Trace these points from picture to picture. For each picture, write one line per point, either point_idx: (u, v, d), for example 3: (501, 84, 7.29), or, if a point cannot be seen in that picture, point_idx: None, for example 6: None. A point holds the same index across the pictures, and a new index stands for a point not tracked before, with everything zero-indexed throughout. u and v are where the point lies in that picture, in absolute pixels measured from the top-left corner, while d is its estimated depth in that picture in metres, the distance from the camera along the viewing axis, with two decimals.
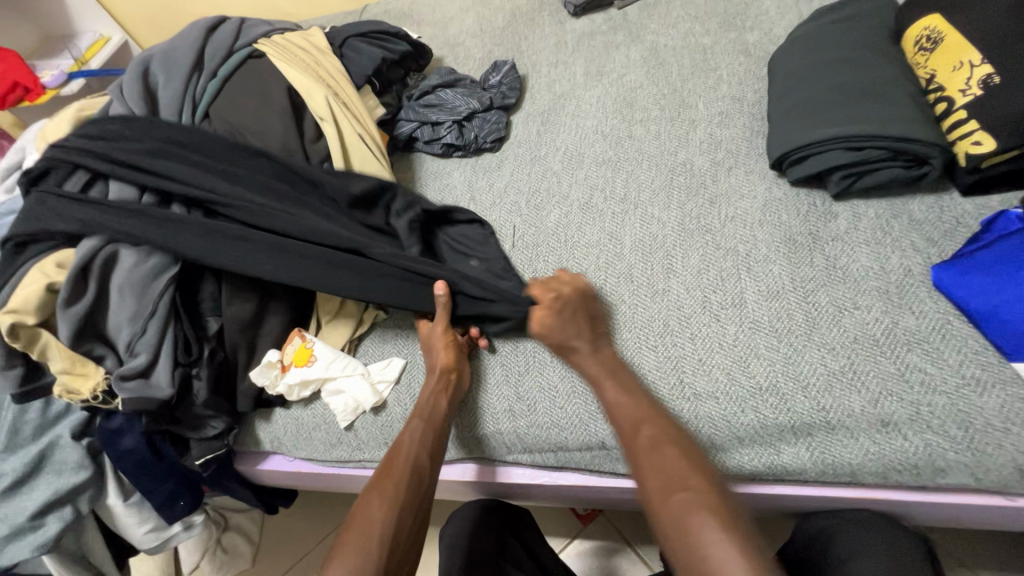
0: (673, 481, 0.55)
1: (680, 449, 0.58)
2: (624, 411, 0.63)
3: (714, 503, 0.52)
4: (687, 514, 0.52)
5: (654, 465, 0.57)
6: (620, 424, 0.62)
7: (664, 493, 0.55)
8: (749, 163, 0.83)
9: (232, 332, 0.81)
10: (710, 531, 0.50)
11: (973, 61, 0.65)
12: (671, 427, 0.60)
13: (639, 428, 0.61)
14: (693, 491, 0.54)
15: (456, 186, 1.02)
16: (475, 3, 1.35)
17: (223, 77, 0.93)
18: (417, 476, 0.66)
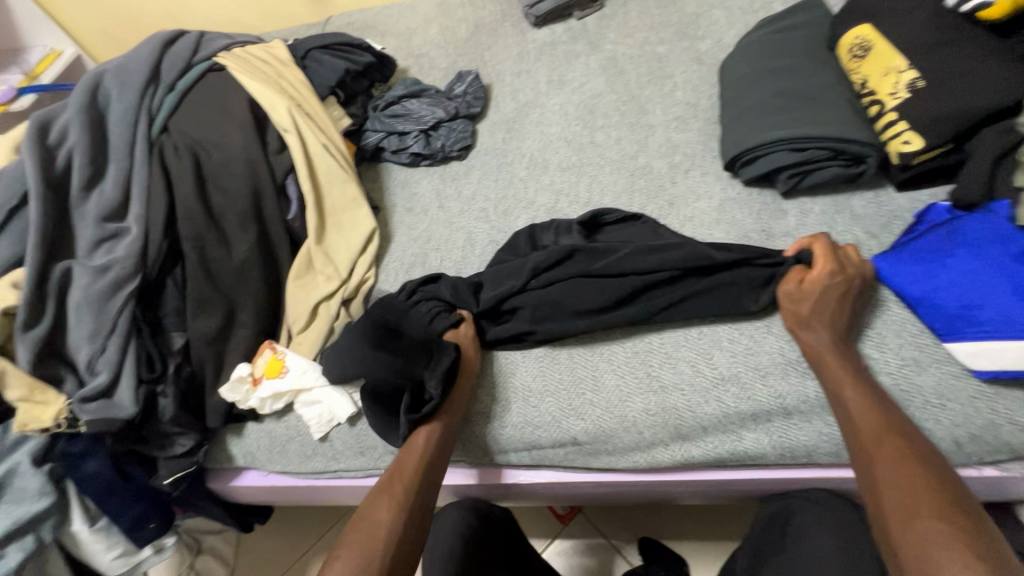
0: (918, 506, 0.48)
1: (912, 468, 0.51)
2: (857, 417, 0.56)
3: (971, 538, 0.45)
4: (932, 555, 0.45)
5: (892, 490, 0.50)
6: (857, 434, 0.56)
7: (904, 523, 0.48)
8: (704, 165, 0.87)
9: (199, 346, 0.82)
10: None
11: (899, 67, 0.71)
12: (904, 436, 0.54)
13: (880, 442, 0.54)
14: (942, 525, 0.46)
15: (424, 194, 1.03)
16: (438, 14, 1.38)
17: (182, 90, 0.92)
18: (421, 483, 0.66)
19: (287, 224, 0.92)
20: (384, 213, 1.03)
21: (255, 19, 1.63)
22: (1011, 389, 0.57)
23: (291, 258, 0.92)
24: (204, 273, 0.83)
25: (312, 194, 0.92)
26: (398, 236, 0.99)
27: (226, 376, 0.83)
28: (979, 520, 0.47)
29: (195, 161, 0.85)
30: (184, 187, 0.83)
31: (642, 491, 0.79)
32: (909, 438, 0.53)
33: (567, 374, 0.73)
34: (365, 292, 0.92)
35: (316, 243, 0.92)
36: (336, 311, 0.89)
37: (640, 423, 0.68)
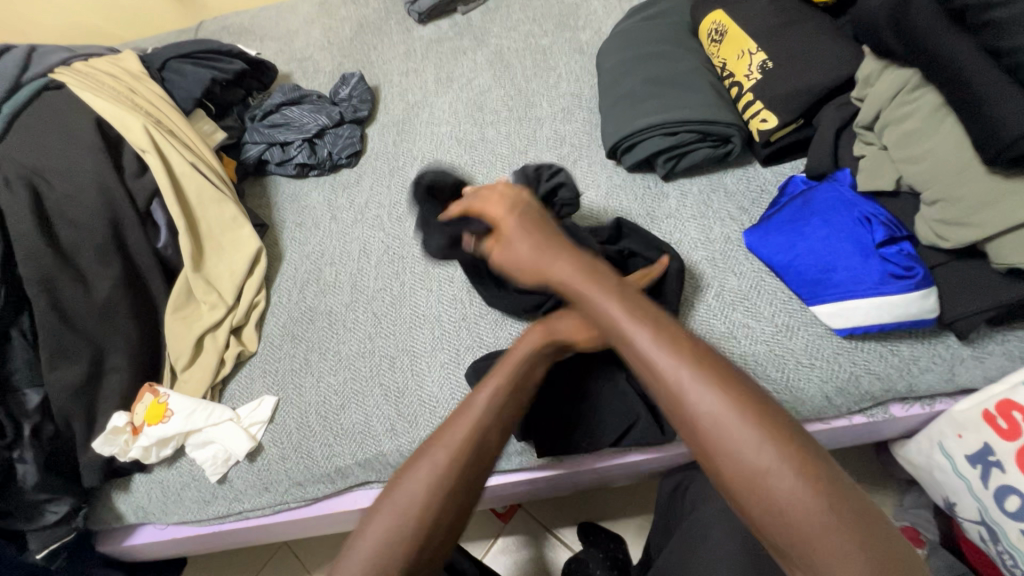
0: (730, 428, 0.41)
1: (715, 384, 0.42)
2: (646, 349, 0.45)
3: (784, 447, 0.40)
4: (763, 475, 0.39)
5: (701, 414, 0.42)
6: (651, 378, 0.45)
7: (719, 450, 0.41)
8: (591, 154, 0.88)
9: (62, 400, 0.73)
10: (791, 490, 0.39)
11: (750, 49, 0.75)
12: (694, 347, 0.45)
13: (680, 379, 0.43)
14: (763, 442, 0.40)
15: (315, 206, 0.98)
16: (319, 14, 1.31)
17: (10, 114, 0.81)
18: (474, 451, 0.49)
19: (159, 253, 0.84)
20: (273, 230, 0.97)
21: (118, 28, 1.48)
22: (869, 342, 0.62)
23: (167, 290, 0.84)
24: (58, 318, 0.73)
25: (181, 216, 0.84)
26: (290, 254, 0.93)
27: (101, 429, 0.75)
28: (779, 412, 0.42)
29: (32, 194, 0.75)
30: (20, 223, 0.73)
31: (562, 483, 0.79)
32: (702, 353, 0.44)
33: (462, 386, 0.74)
34: (255, 316, 0.86)
35: (194, 271, 0.84)
36: (224, 340, 0.82)
37: None
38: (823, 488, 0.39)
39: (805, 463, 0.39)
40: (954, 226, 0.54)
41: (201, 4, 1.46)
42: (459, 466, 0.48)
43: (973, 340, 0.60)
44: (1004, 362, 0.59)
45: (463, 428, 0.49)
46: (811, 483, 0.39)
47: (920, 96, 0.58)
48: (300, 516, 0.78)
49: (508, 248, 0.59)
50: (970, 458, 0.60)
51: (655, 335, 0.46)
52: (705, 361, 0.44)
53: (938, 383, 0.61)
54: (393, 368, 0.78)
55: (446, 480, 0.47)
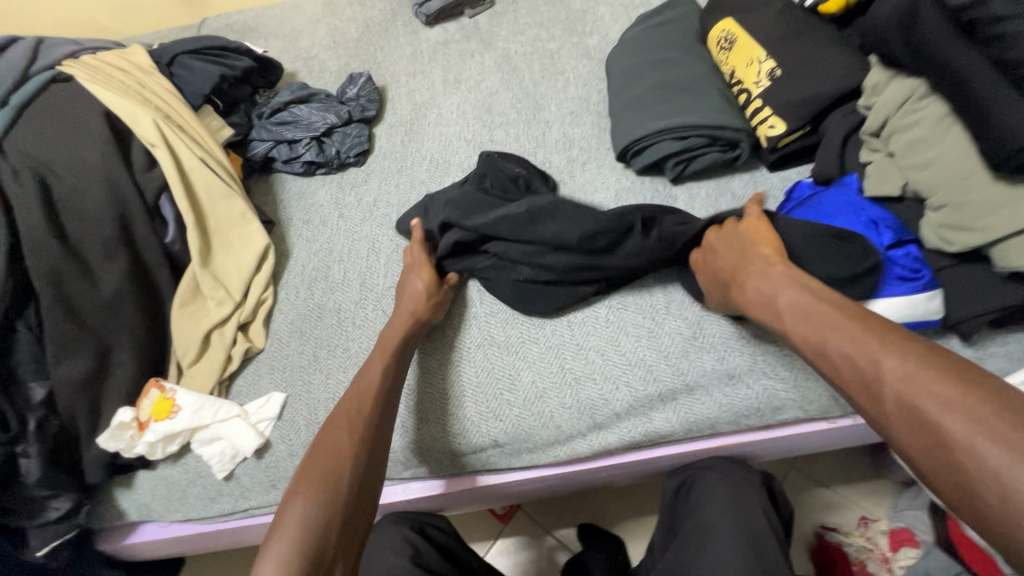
0: (915, 395, 0.43)
1: (907, 355, 0.44)
2: (841, 351, 0.49)
3: (979, 408, 0.39)
4: (953, 439, 0.40)
5: (891, 393, 0.44)
6: (848, 382, 0.48)
7: (902, 416, 0.43)
8: (599, 157, 0.89)
9: (66, 396, 0.71)
10: (979, 446, 0.38)
11: (759, 58, 0.76)
12: (886, 330, 0.47)
13: (870, 372, 0.46)
14: (952, 391, 0.41)
15: (322, 204, 0.98)
16: (325, 14, 1.31)
17: (17, 106, 0.80)
18: (369, 407, 0.61)
19: (166, 248, 0.84)
20: (279, 228, 0.97)
21: (118, 23, 1.47)
22: None
23: (173, 284, 0.84)
24: (65, 311, 0.73)
25: (190, 211, 0.84)
26: (297, 252, 0.93)
27: (106, 424, 0.74)
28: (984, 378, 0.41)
29: (40, 186, 0.75)
30: (27, 216, 0.72)
31: (570, 482, 0.80)
32: (895, 338, 0.46)
33: (475, 383, 0.73)
34: (263, 312, 0.86)
35: (202, 266, 0.84)
36: (231, 337, 0.82)
37: (558, 417, 0.69)
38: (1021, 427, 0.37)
39: (997, 414, 0.38)
40: (960, 231, 0.56)
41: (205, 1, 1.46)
42: (362, 408, 0.61)
43: (975, 342, 0.62)
44: (1005, 363, 0.61)
45: (360, 383, 0.63)
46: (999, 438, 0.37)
47: (926, 105, 0.60)
48: None
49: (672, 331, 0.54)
50: None
51: (834, 329, 0.50)
52: (918, 350, 0.44)
53: None
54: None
55: (338, 438, 0.57)
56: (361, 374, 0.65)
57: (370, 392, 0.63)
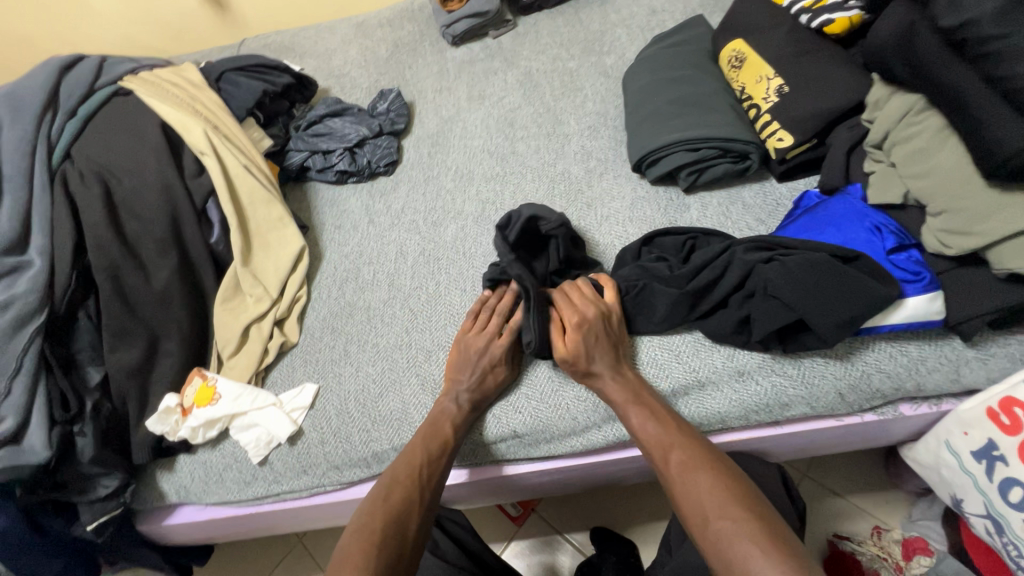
0: (710, 509, 0.56)
1: (694, 470, 0.60)
2: (654, 440, 0.64)
3: (752, 529, 0.53)
4: (723, 537, 0.54)
5: (688, 497, 0.59)
6: (651, 451, 0.64)
7: (704, 527, 0.56)
8: (616, 168, 0.94)
9: (119, 380, 0.77)
10: (748, 552, 0.52)
11: (767, 75, 0.81)
12: (687, 446, 0.62)
13: (670, 452, 0.62)
14: (739, 523, 0.54)
15: (354, 211, 1.04)
16: (357, 35, 1.39)
17: (84, 116, 0.89)
18: (427, 475, 0.68)
19: (210, 248, 0.90)
20: (313, 232, 1.03)
21: (160, 42, 1.58)
22: (878, 343, 0.67)
23: (216, 281, 0.90)
24: (121, 303, 0.79)
25: (234, 214, 0.90)
26: (329, 254, 0.99)
27: (153, 408, 0.79)
28: (757, 508, 0.55)
29: (102, 188, 0.82)
30: (92, 215, 0.79)
31: (584, 475, 0.83)
32: (684, 446, 0.62)
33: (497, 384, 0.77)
34: (297, 310, 0.91)
35: (243, 265, 0.90)
36: (268, 331, 0.87)
37: (574, 410, 0.73)
38: (779, 550, 0.51)
39: (767, 542, 0.52)
40: (958, 235, 0.59)
41: (243, 23, 1.55)
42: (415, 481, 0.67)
43: (977, 343, 0.65)
44: (1007, 364, 0.64)
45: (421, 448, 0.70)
46: (773, 555, 0.50)
47: (925, 118, 0.64)
48: (336, 499, 0.82)
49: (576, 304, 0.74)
50: (976, 453, 0.64)
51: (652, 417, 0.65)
52: (699, 471, 0.60)
53: (944, 383, 0.65)
54: (430, 360, 0.82)
55: (395, 500, 0.65)
56: (430, 434, 0.71)
57: (432, 459, 0.69)
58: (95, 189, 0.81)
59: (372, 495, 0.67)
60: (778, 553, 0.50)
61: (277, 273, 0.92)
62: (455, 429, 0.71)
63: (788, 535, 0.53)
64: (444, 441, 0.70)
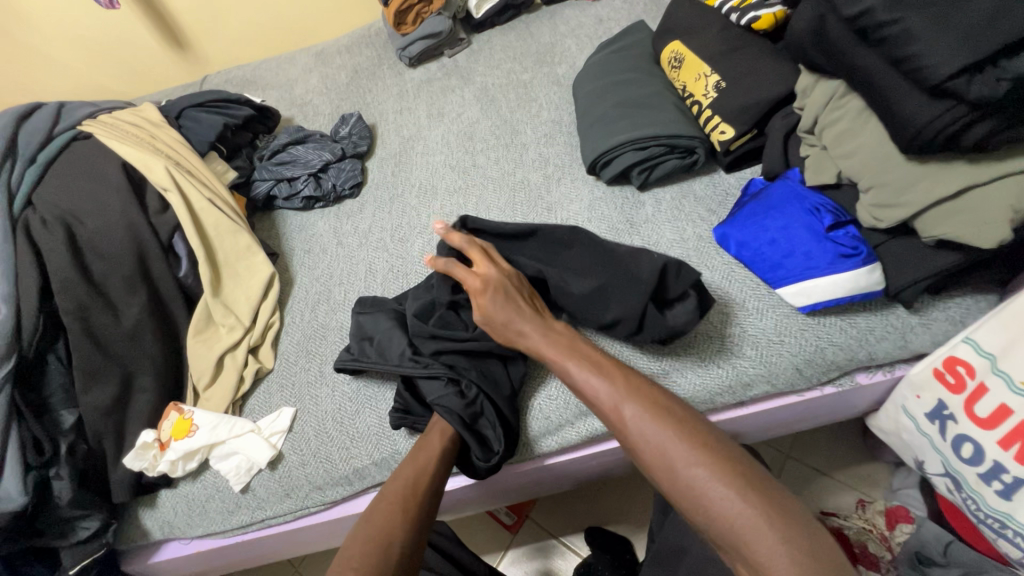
0: (678, 455, 0.53)
1: (657, 420, 0.56)
2: (599, 389, 0.60)
3: (738, 483, 0.50)
4: (695, 478, 0.51)
5: (653, 440, 0.55)
6: (602, 410, 0.60)
7: (672, 471, 0.53)
8: (572, 173, 0.97)
9: (93, 420, 0.78)
10: (713, 487, 0.50)
11: (704, 72, 0.85)
12: (642, 396, 0.58)
13: (622, 408, 0.58)
14: (709, 473, 0.51)
15: (322, 234, 1.06)
16: (317, 63, 1.42)
17: (43, 163, 0.90)
18: (413, 493, 0.65)
19: (180, 281, 0.91)
20: (283, 258, 1.04)
21: (126, 85, 1.59)
22: (829, 316, 0.69)
23: (187, 315, 0.90)
24: (91, 343, 0.79)
25: (201, 247, 0.91)
26: (300, 279, 1.00)
27: (130, 445, 0.79)
28: (740, 459, 0.53)
29: (66, 232, 0.83)
30: (57, 259, 0.80)
31: (567, 473, 0.84)
32: (641, 391, 0.59)
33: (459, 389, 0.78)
34: (271, 336, 0.92)
35: (213, 296, 0.90)
36: (243, 359, 0.88)
37: (547, 408, 0.75)
38: (759, 500, 0.49)
39: (752, 492, 0.49)
40: (888, 208, 0.62)
41: (205, 61, 1.58)
42: (406, 495, 0.64)
43: (919, 309, 0.68)
44: (949, 326, 0.67)
45: (408, 470, 0.67)
46: (754, 506, 0.48)
47: (847, 102, 0.68)
48: (320, 521, 0.82)
49: (482, 293, 0.69)
50: (929, 415, 0.67)
51: (594, 371, 0.62)
52: (664, 413, 0.56)
53: (894, 351, 0.68)
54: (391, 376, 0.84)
55: (377, 521, 0.61)
56: (421, 452, 0.69)
57: (426, 467, 0.67)
58: (58, 233, 0.82)
59: (367, 531, 0.60)
60: (747, 485, 0.50)
61: (249, 300, 0.93)
62: (444, 437, 0.71)
63: (764, 479, 0.51)
64: (433, 452, 0.69)
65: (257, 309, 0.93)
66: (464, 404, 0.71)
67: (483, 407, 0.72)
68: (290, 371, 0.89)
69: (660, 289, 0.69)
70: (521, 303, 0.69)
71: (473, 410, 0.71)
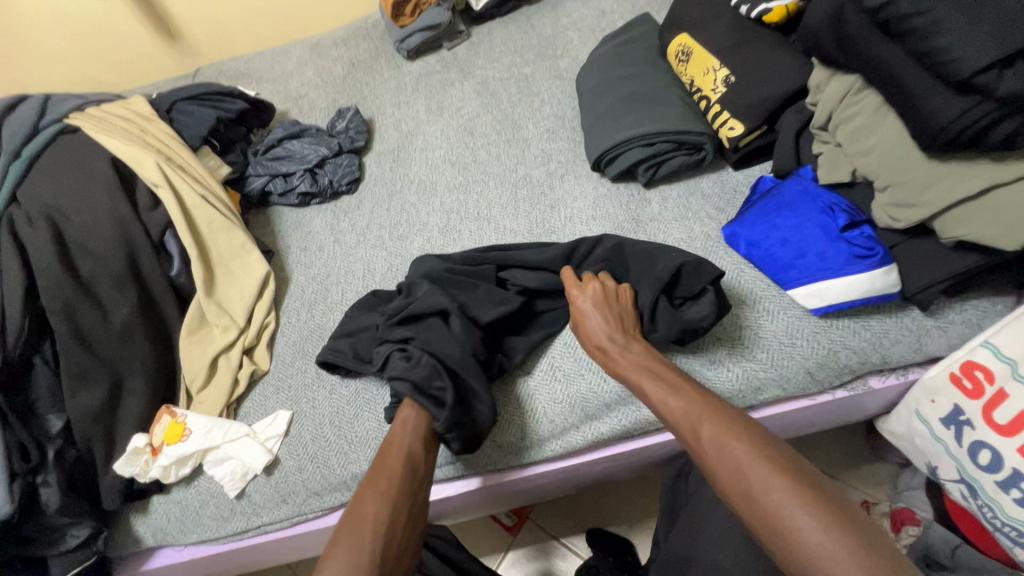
0: (760, 479, 0.49)
1: (737, 440, 0.52)
2: (676, 408, 0.58)
3: (826, 514, 0.46)
4: (773, 503, 0.48)
5: (733, 461, 0.51)
6: (679, 429, 0.57)
7: (753, 495, 0.49)
8: (576, 169, 0.95)
9: (83, 425, 0.75)
10: (801, 518, 0.46)
11: (713, 66, 0.83)
12: (724, 415, 0.55)
13: (699, 427, 0.55)
14: (793, 499, 0.47)
15: (318, 232, 1.03)
16: (312, 55, 1.38)
17: (29, 158, 0.87)
18: (391, 475, 0.61)
19: (172, 280, 0.88)
20: (279, 256, 1.01)
21: (116, 77, 1.55)
22: (842, 319, 0.68)
23: (179, 315, 0.88)
24: (79, 345, 0.77)
25: (193, 245, 0.88)
26: (296, 277, 0.98)
27: (121, 450, 0.77)
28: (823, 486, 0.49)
29: (52, 229, 0.80)
30: (43, 258, 0.77)
31: (571, 478, 0.82)
32: (721, 411, 0.56)
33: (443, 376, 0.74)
34: (266, 336, 0.90)
35: (207, 296, 0.88)
36: (237, 361, 0.85)
37: (551, 412, 0.73)
38: (848, 533, 0.45)
39: (842, 524, 0.45)
40: (906, 208, 0.60)
41: (197, 53, 1.54)
42: (384, 478, 0.61)
43: (935, 311, 0.66)
44: (964, 329, 0.65)
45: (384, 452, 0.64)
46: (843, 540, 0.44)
47: (864, 97, 0.65)
48: (317, 527, 0.80)
49: (583, 312, 0.68)
50: (944, 420, 0.65)
51: (673, 391, 0.59)
52: (744, 434, 0.53)
53: (908, 354, 0.66)
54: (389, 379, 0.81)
55: (356, 510, 0.58)
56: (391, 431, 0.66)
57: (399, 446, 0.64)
58: (44, 230, 0.79)
59: (347, 508, 0.59)
60: (832, 514, 0.46)
61: (243, 300, 0.90)
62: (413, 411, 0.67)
63: (854, 513, 0.47)
64: (406, 428, 0.65)
65: (251, 308, 0.90)
66: (409, 367, 0.68)
67: (433, 367, 0.68)
68: (286, 373, 0.86)
69: (671, 288, 0.69)
70: (621, 327, 0.66)
71: (423, 372, 0.68)
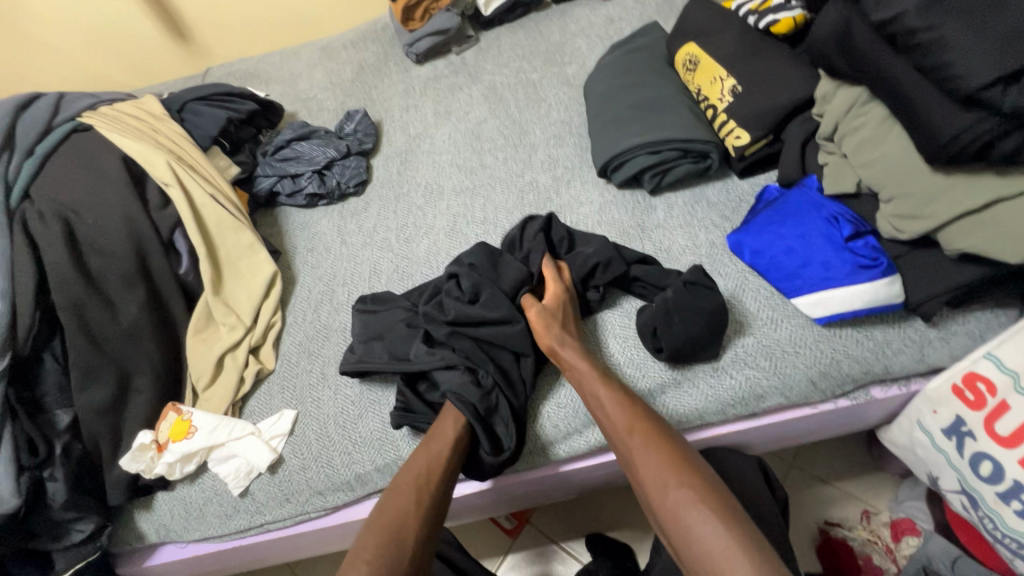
0: (667, 482, 0.56)
1: (655, 445, 0.59)
2: (611, 412, 0.63)
3: (722, 515, 0.52)
4: (676, 506, 0.54)
5: (649, 463, 0.58)
6: (611, 427, 0.63)
7: (659, 495, 0.56)
8: (582, 175, 0.96)
9: (90, 420, 0.76)
10: (699, 519, 0.52)
11: (721, 76, 0.84)
12: (649, 423, 0.61)
13: (626, 430, 0.61)
14: (693, 501, 0.54)
15: (325, 233, 1.04)
16: (322, 58, 1.40)
17: (42, 155, 0.87)
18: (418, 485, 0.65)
19: (180, 279, 0.89)
20: (285, 256, 1.02)
21: (126, 75, 1.56)
22: (846, 328, 0.68)
23: (186, 313, 0.88)
24: (87, 341, 0.77)
25: (202, 244, 0.89)
26: (303, 278, 0.99)
27: (127, 446, 0.78)
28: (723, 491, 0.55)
29: (64, 226, 0.81)
30: (54, 254, 0.78)
31: (573, 481, 0.83)
32: (648, 418, 0.62)
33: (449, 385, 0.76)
34: (272, 336, 0.90)
35: (214, 294, 0.89)
36: (243, 359, 0.86)
37: (555, 415, 0.74)
38: (738, 532, 0.50)
39: (732, 525, 0.51)
40: (912, 220, 0.61)
41: (208, 53, 1.55)
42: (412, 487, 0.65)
43: (937, 322, 0.67)
44: (967, 341, 0.66)
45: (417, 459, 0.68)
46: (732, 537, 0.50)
47: (870, 110, 0.66)
48: (320, 526, 0.80)
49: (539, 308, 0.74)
50: (945, 430, 0.66)
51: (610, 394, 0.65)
52: (663, 441, 0.59)
53: (911, 364, 0.67)
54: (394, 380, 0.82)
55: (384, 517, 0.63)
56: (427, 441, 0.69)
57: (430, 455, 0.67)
58: (56, 227, 0.80)
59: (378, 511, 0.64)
60: (728, 518, 0.51)
61: (251, 299, 0.91)
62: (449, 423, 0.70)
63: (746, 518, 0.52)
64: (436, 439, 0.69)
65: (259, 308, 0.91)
66: None
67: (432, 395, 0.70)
68: (292, 372, 0.87)
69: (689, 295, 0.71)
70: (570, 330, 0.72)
71: None
